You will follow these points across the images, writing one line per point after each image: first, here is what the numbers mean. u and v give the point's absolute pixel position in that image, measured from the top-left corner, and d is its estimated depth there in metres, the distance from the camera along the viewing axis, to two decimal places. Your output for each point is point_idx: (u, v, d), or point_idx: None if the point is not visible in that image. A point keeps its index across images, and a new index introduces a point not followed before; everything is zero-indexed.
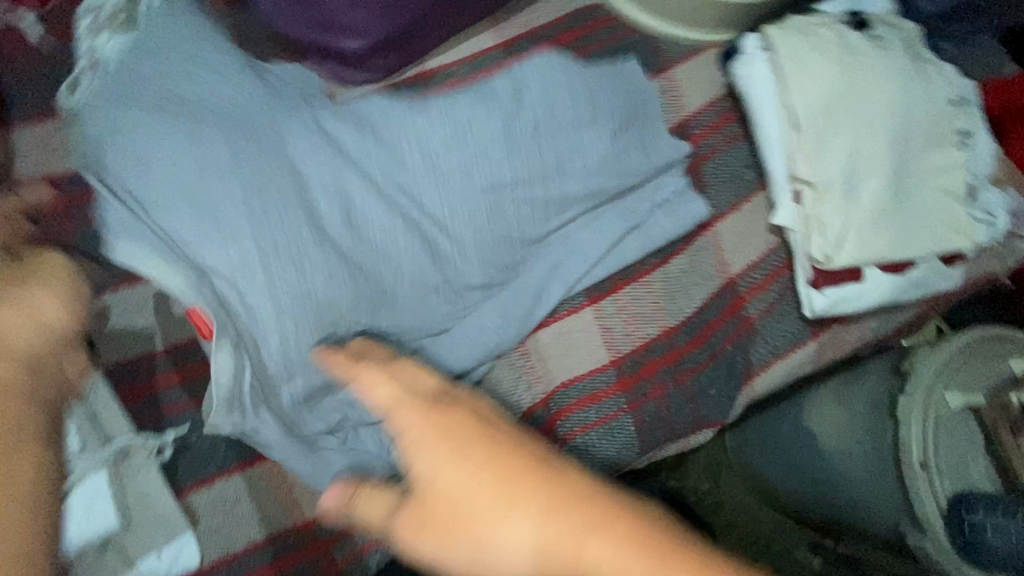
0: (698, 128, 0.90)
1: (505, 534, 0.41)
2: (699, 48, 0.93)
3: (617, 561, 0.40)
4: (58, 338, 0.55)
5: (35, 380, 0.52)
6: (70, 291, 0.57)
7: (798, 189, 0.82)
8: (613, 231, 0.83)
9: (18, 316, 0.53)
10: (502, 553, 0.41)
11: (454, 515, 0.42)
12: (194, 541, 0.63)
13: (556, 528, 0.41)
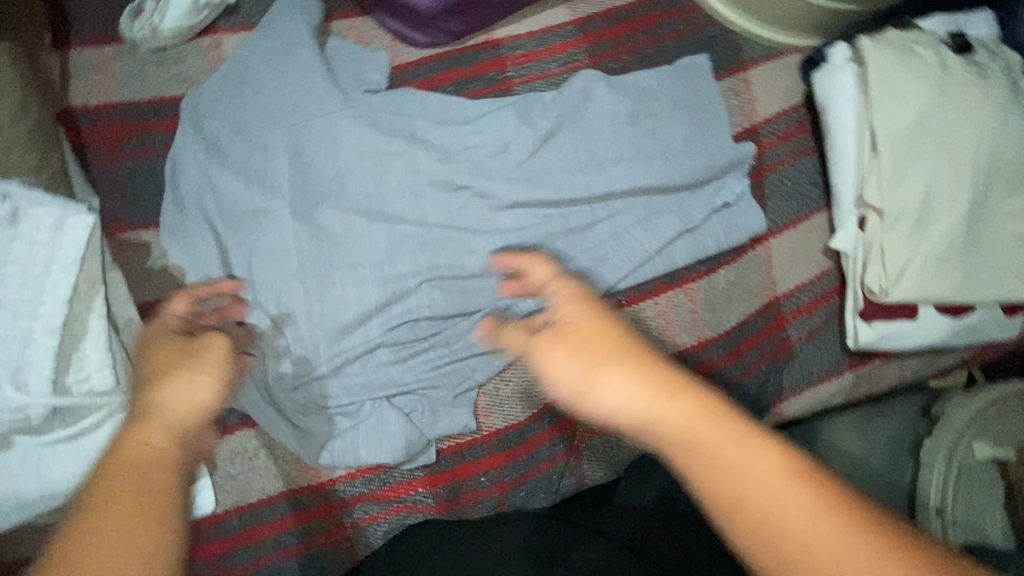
0: (768, 136, 0.85)
1: (609, 389, 0.43)
2: (778, 52, 0.88)
3: (712, 432, 0.40)
4: (206, 418, 0.45)
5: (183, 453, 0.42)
6: (224, 375, 0.48)
7: (865, 216, 0.79)
8: (664, 233, 0.80)
9: (175, 396, 0.44)
10: (611, 396, 0.43)
11: (589, 355, 0.45)
12: (212, 485, 0.65)
13: (664, 396, 0.42)
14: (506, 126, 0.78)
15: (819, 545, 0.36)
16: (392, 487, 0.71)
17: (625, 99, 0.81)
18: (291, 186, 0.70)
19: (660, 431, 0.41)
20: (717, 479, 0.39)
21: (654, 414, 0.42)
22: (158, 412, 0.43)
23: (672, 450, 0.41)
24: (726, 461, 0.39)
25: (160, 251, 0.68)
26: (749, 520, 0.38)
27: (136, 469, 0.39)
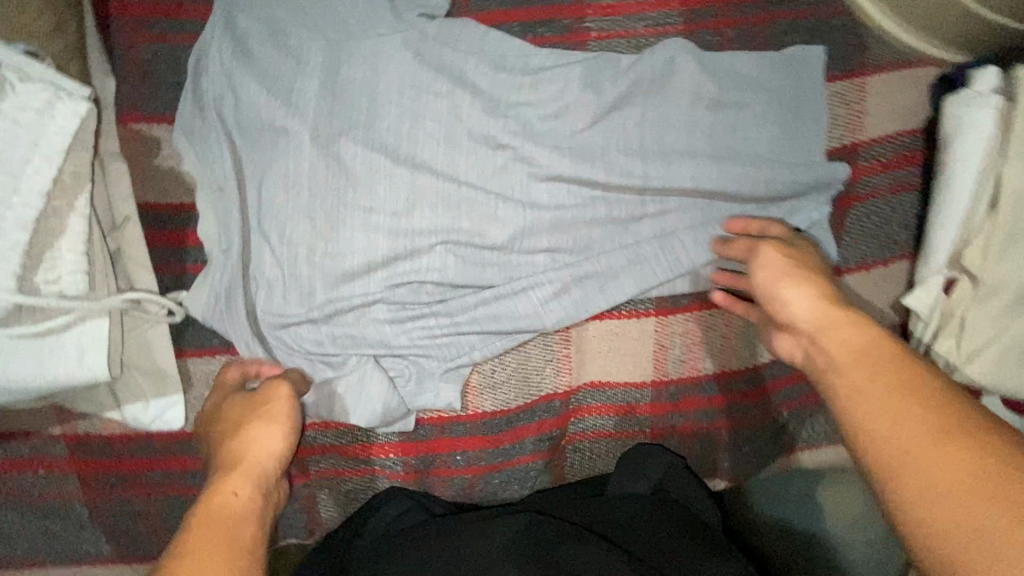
0: (868, 160, 0.73)
1: (796, 297, 0.54)
2: (910, 61, 0.74)
3: (866, 344, 0.46)
4: (276, 468, 0.55)
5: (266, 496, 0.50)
6: (289, 425, 0.57)
7: (955, 279, 0.68)
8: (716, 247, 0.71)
9: (255, 451, 0.54)
10: (795, 302, 0.54)
11: (796, 274, 0.56)
12: (182, 404, 0.63)
13: (837, 311, 0.50)
14: (569, 86, 0.68)
15: (907, 442, 0.38)
16: (369, 448, 0.71)
17: (712, 84, 0.70)
18: (319, 109, 0.63)
19: (819, 337, 0.50)
20: (846, 375, 0.45)
21: (823, 323, 0.50)
22: (242, 461, 0.53)
23: (827, 349, 0.48)
24: (863, 371, 0.44)
25: (172, 151, 0.63)
26: (853, 410, 0.42)
27: (226, 512, 0.47)
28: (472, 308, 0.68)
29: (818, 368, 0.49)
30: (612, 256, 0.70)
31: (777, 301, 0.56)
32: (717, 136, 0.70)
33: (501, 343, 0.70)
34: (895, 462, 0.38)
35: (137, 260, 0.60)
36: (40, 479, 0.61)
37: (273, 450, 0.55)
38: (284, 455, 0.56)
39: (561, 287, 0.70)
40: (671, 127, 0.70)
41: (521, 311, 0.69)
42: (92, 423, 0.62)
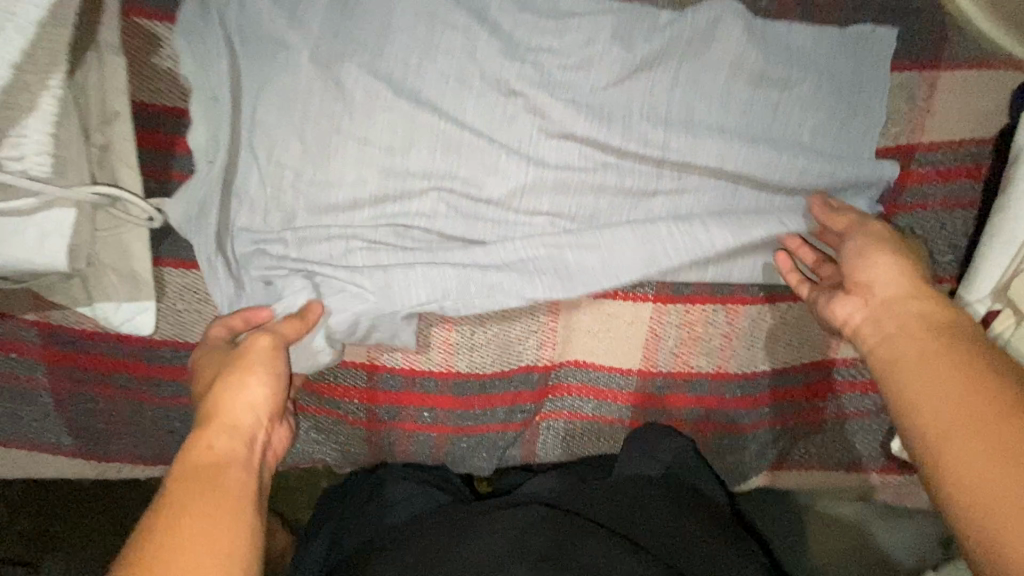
0: (922, 166, 0.64)
1: (880, 266, 0.55)
2: (996, 58, 0.64)
3: (945, 325, 0.49)
4: (265, 419, 0.52)
5: (249, 452, 0.49)
6: (274, 373, 0.54)
7: (998, 311, 0.60)
8: (749, 229, 0.64)
9: (236, 399, 0.51)
10: (879, 269, 0.55)
11: (884, 247, 0.57)
12: (152, 311, 0.62)
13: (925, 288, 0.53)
14: (597, 37, 0.62)
15: (961, 409, 0.43)
16: (340, 392, 0.69)
17: (758, 55, 0.62)
18: (326, 27, 0.59)
19: (890, 307, 0.53)
20: (911, 345, 0.49)
21: (900, 298, 0.53)
22: (224, 415, 0.50)
23: (900, 319, 0.52)
24: (935, 345, 0.48)
25: (171, 50, 0.61)
26: (912, 374, 0.47)
27: (206, 467, 0.46)
28: (456, 261, 0.64)
29: (880, 333, 0.52)
30: (620, 231, 0.64)
31: (857, 267, 0.57)
32: (754, 115, 0.63)
33: (479, 305, 0.65)
34: (944, 420, 0.43)
35: (122, 159, 0.59)
36: (11, 362, 0.62)
37: (260, 401, 0.52)
38: (272, 406, 0.53)
39: (556, 253, 0.65)
40: (703, 98, 0.63)
41: (506, 273, 0.64)
42: (63, 316, 0.62)
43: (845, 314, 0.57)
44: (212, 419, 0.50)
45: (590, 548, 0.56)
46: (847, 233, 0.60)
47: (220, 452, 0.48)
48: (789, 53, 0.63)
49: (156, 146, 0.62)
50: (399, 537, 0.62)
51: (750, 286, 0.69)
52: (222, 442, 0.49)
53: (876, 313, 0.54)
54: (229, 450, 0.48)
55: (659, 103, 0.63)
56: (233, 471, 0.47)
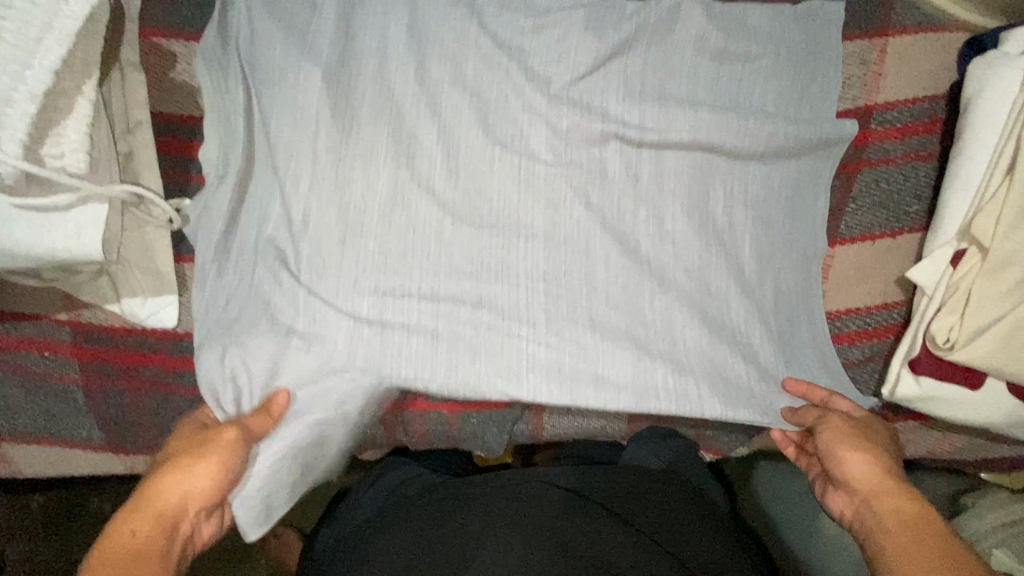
0: (882, 124, 0.69)
1: (851, 460, 0.60)
2: (941, 23, 0.69)
3: (913, 515, 0.53)
4: (196, 510, 0.53)
5: (171, 540, 0.50)
6: (222, 464, 0.56)
7: (964, 250, 0.64)
8: (734, 408, 0.66)
9: (174, 481, 0.53)
10: (851, 464, 0.60)
11: (851, 438, 0.61)
12: (177, 305, 0.66)
13: (891, 481, 0.57)
14: (571, 32, 0.69)
15: None
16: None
17: (720, 34, 0.68)
18: (328, 44, 0.66)
19: (869, 503, 0.56)
20: (892, 544, 0.51)
21: (876, 491, 0.56)
22: (149, 500, 0.51)
23: (874, 514, 0.55)
24: (908, 539, 0.50)
25: (185, 67, 0.67)
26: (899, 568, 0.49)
27: (125, 555, 0.47)
28: (463, 327, 0.66)
29: (867, 528, 0.55)
30: (609, 361, 0.66)
31: (835, 461, 0.61)
32: (719, 90, 0.69)
33: (469, 362, 0.66)
34: None
35: (144, 164, 0.64)
36: (45, 361, 0.66)
37: (197, 489, 0.54)
38: (211, 495, 0.54)
39: (554, 356, 0.66)
40: (672, 79, 0.69)
41: (496, 364, 0.66)
42: (94, 314, 0.66)
43: (841, 507, 0.60)
44: (141, 500, 0.51)
45: (601, 535, 0.61)
46: (823, 424, 0.64)
47: (140, 532, 0.49)
48: (748, 32, 0.68)
49: (174, 152, 0.67)
50: (400, 515, 0.65)
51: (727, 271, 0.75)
52: (146, 518, 0.50)
53: (862, 499, 0.57)
54: (153, 531, 0.50)
55: (633, 87, 0.69)
56: (147, 555, 0.48)
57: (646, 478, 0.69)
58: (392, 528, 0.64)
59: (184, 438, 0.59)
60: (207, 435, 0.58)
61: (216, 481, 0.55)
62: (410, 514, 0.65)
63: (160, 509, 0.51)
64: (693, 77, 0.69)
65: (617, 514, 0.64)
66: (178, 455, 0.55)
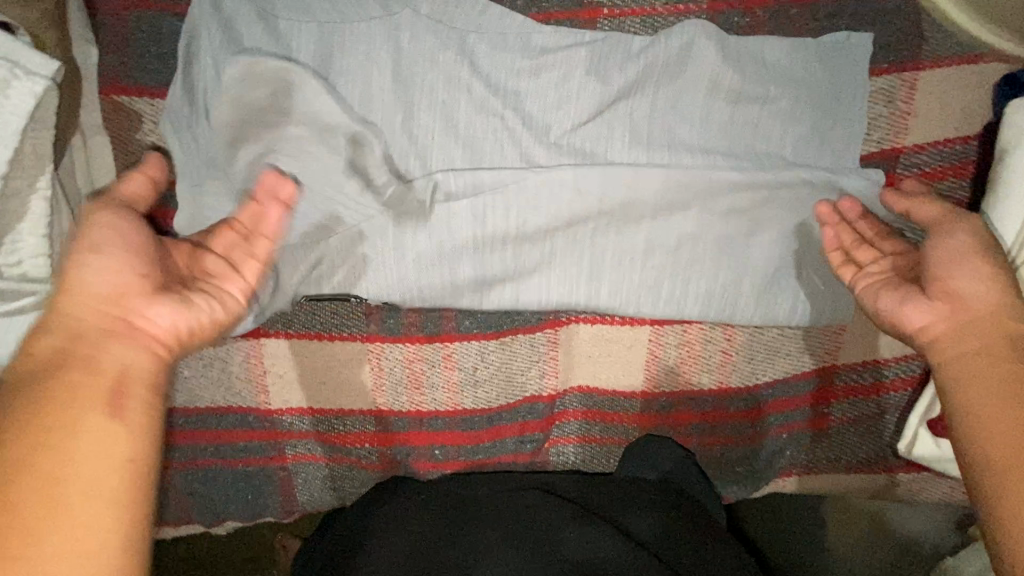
0: (908, 170, 0.65)
1: (964, 276, 0.51)
2: (977, 52, 0.63)
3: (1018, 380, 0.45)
4: (122, 311, 0.44)
5: (87, 336, 0.43)
6: (116, 251, 0.45)
7: None
8: None
9: (79, 290, 0.44)
10: (966, 282, 0.51)
11: (977, 252, 0.52)
12: None
13: (1004, 326, 0.48)
14: (572, 74, 0.63)
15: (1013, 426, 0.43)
16: (339, 409, 0.71)
17: (734, 73, 0.62)
18: (308, 94, 0.61)
19: (968, 329, 0.49)
20: (996, 398, 0.44)
21: (988, 318, 0.49)
22: (60, 316, 0.43)
23: (967, 360, 0.48)
24: (998, 380, 0.45)
25: (152, 126, 0.62)
26: (981, 389, 0.46)
27: (42, 373, 0.40)
28: None
29: (951, 354, 0.49)
30: None
31: (940, 272, 0.52)
32: (733, 132, 0.63)
33: None
34: (981, 416, 0.44)
35: None
36: None
37: (106, 291, 0.44)
38: (139, 284, 0.45)
39: None
40: (682, 121, 0.63)
41: None
42: None
43: (922, 321, 0.52)
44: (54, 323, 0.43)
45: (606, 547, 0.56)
46: (939, 225, 0.55)
47: (55, 354, 0.41)
48: (764, 68, 0.62)
49: None
50: (396, 519, 0.62)
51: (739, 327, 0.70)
52: (62, 335, 0.42)
53: (955, 343, 0.49)
54: (67, 357, 0.41)
55: (640, 130, 0.63)
56: (66, 376, 0.40)
57: (672, 494, 0.65)
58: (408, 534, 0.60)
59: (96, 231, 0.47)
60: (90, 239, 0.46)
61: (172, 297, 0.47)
62: (416, 534, 0.60)
63: (71, 329, 0.43)
64: (704, 118, 0.63)
65: (649, 549, 0.57)
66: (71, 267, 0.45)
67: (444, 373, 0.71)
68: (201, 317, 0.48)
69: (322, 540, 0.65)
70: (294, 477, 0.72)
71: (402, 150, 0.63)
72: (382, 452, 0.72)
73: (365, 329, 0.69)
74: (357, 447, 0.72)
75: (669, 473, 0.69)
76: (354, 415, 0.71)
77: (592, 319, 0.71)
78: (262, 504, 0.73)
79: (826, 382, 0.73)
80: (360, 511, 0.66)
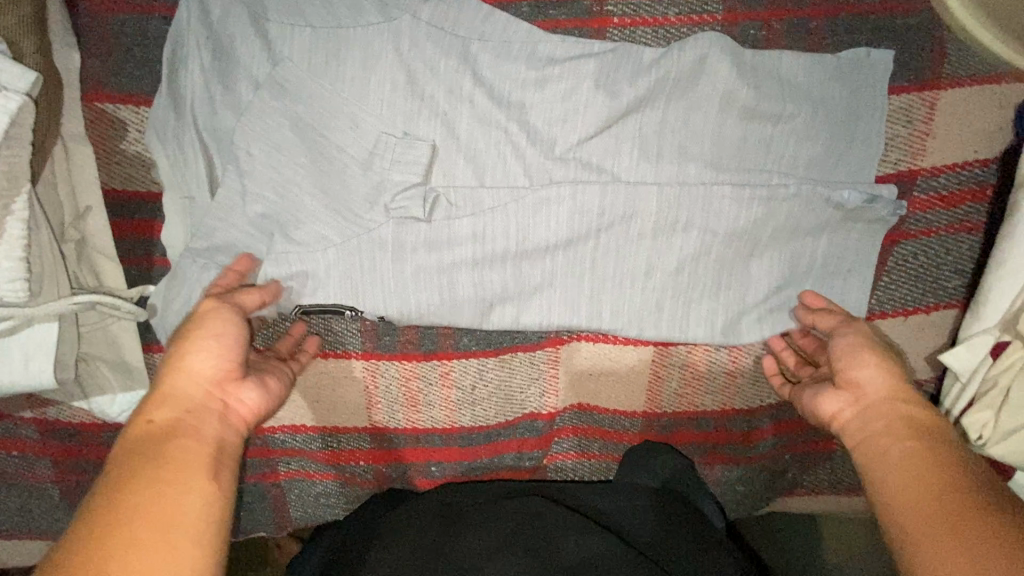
0: (924, 192, 0.63)
1: (864, 366, 0.53)
2: (1001, 71, 0.61)
3: (912, 450, 0.45)
4: (219, 386, 0.48)
5: (193, 410, 0.46)
6: (221, 335, 0.50)
7: (1006, 342, 0.58)
8: None
9: (184, 370, 0.48)
10: (868, 367, 0.53)
11: (869, 344, 0.55)
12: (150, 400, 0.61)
13: (905, 402, 0.49)
14: (580, 87, 0.60)
15: (917, 501, 0.41)
16: (334, 426, 0.69)
17: (749, 89, 0.59)
18: (303, 104, 0.58)
19: (875, 409, 0.50)
20: (895, 463, 0.45)
21: (889, 398, 0.50)
22: (172, 390, 0.47)
23: (883, 446, 0.47)
24: (897, 451, 0.45)
25: (138, 135, 0.59)
26: (885, 467, 0.45)
27: (153, 440, 0.43)
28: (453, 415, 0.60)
29: (859, 436, 0.50)
30: None
31: (845, 365, 0.54)
32: (747, 150, 0.61)
33: None
34: (895, 506, 0.42)
35: (101, 250, 0.59)
36: (15, 460, 0.62)
37: (207, 377, 0.48)
38: (232, 370, 0.50)
39: None
40: (695, 136, 0.60)
41: None
42: (62, 411, 0.61)
43: (835, 408, 0.53)
44: (169, 401, 0.46)
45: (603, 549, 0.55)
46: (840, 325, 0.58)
47: (162, 423, 0.44)
48: (780, 84, 0.60)
49: (134, 232, 0.61)
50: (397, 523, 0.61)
51: (744, 348, 0.69)
52: (175, 405, 0.46)
53: (871, 432, 0.48)
54: (174, 424, 0.44)
55: (649, 146, 0.61)
56: (173, 444, 0.43)
57: (670, 500, 0.64)
58: (408, 538, 0.58)
59: (202, 321, 0.51)
60: (195, 329, 0.50)
61: (248, 386, 0.50)
62: (414, 538, 0.58)
63: (181, 402, 0.46)
64: (717, 135, 0.60)
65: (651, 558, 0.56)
66: (173, 354, 0.49)
67: (441, 390, 0.69)
68: (272, 400, 0.53)
69: (323, 545, 0.65)
70: (289, 492, 0.71)
71: (401, 163, 0.60)
72: (378, 469, 0.71)
73: (360, 345, 0.67)
74: (352, 464, 0.71)
75: (671, 481, 0.67)
76: (349, 432, 0.69)
77: (593, 338, 0.69)
78: (256, 519, 0.72)
79: None
80: (360, 520, 0.65)
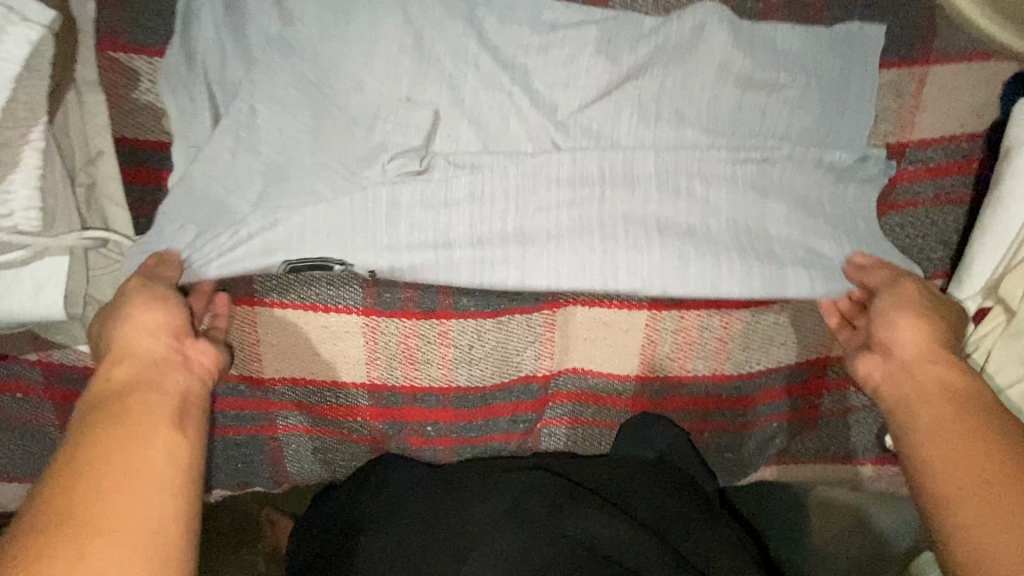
0: (914, 163, 0.65)
1: (901, 328, 0.58)
2: (988, 47, 0.63)
3: (943, 409, 0.52)
4: (170, 346, 0.53)
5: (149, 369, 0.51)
6: (162, 301, 0.54)
7: (987, 309, 0.61)
8: None
9: (131, 335, 0.52)
10: (902, 331, 0.58)
11: (903, 305, 0.59)
12: None
13: (935, 362, 0.55)
14: (582, 52, 0.62)
15: (952, 462, 0.49)
16: (333, 382, 0.70)
17: (746, 58, 0.61)
18: (313, 60, 0.60)
19: (908, 370, 0.56)
20: (931, 425, 0.52)
21: (919, 359, 0.56)
22: (125, 353, 0.52)
23: (916, 407, 0.54)
24: (932, 412, 0.52)
25: (149, 85, 0.61)
26: (920, 425, 0.53)
27: (113, 398, 0.48)
28: None
29: (894, 395, 0.56)
30: None
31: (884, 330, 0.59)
32: (742, 118, 0.63)
33: None
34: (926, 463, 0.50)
35: (110, 196, 0.60)
36: (19, 402, 0.63)
37: (159, 335, 0.53)
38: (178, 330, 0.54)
39: None
40: (692, 104, 0.62)
41: None
42: (67, 356, 0.63)
43: (865, 369, 0.60)
44: (128, 362, 0.51)
45: (597, 517, 0.57)
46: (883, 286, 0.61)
47: (120, 383, 0.49)
48: (775, 54, 0.62)
49: (143, 181, 0.62)
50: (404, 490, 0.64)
51: (735, 315, 0.70)
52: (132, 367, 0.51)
53: (906, 395, 0.55)
54: (131, 384, 0.49)
55: (648, 112, 0.63)
56: (136, 399, 0.48)
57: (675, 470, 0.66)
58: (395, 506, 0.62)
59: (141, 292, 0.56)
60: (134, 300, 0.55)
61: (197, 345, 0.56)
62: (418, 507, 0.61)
63: (136, 364, 0.51)
64: (714, 102, 0.62)
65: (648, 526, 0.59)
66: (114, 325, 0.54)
67: (439, 349, 0.70)
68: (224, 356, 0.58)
69: (332, 501, 0.68)
70: (286, 446, 0.73)
71: (406, 121, 0.61)
72: (374, 426, 0.72)
73: (360, 301, 0.68)
74: (349, 420, 0.72)
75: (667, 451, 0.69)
76: (346, 389, 0.71)
77: (590, 302, 0.70)
78: (254, 472, 0.74)
79: (818, 373, 0.74)
80: (362, 479, 0.67)
